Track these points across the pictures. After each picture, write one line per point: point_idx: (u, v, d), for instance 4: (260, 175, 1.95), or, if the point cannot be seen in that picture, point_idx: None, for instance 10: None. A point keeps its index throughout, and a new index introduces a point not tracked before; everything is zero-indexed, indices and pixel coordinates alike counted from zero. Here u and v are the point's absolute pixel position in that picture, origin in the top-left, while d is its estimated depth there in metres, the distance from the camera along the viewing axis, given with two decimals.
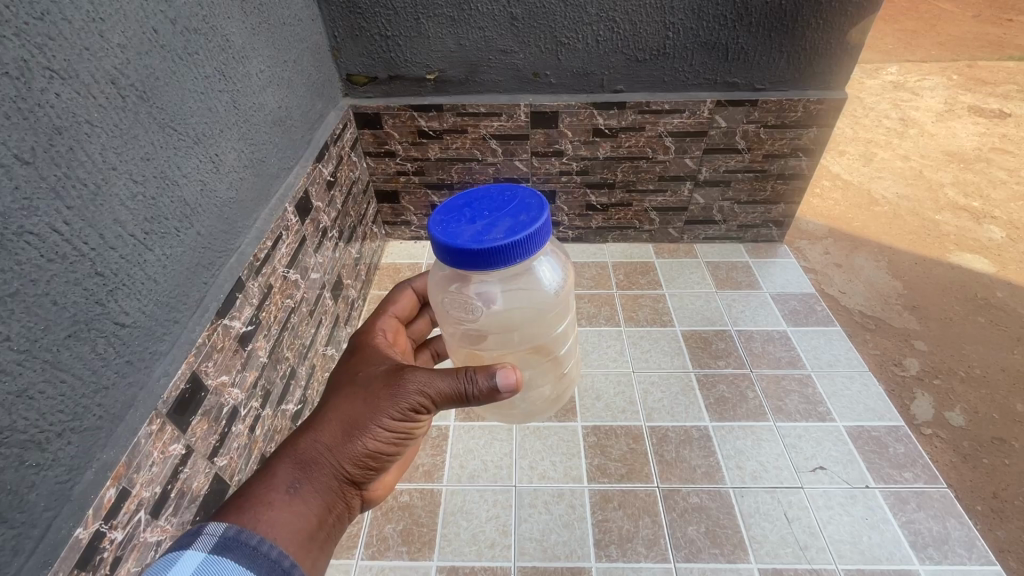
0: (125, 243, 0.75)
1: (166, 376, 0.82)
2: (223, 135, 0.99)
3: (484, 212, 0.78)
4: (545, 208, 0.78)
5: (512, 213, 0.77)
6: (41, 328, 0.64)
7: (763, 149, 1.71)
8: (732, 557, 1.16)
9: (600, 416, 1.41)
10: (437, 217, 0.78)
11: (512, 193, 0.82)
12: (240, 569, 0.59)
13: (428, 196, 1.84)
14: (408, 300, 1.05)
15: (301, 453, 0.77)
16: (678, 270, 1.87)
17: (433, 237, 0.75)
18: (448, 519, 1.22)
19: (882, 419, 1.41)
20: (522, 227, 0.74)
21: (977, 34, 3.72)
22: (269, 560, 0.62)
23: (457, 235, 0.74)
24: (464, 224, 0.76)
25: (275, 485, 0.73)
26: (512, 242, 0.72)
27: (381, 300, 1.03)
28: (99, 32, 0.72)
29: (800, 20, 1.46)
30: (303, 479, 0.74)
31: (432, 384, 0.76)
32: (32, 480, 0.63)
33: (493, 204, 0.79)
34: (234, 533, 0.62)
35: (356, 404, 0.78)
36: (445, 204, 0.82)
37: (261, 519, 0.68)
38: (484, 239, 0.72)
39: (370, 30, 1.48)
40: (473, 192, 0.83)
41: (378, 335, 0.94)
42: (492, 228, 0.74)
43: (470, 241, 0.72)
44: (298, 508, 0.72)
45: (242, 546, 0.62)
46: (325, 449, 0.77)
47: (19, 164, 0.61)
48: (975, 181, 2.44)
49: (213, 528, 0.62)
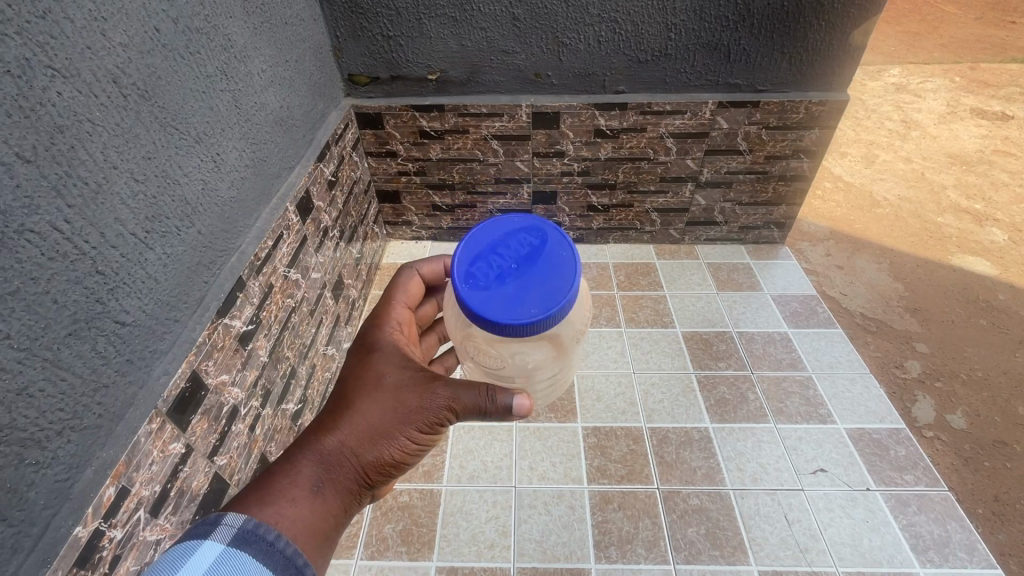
0: (125, 242, 0.75)
1: (165, 375, 0.82)
2: (224, 135, 0.99)
3: (513, 266, 0.74)
4: (578, 262, 0.74)
5: (544, 271, 0.73)
6: (40, 327, 0.64)
7: (765, 150, 1.71)
8: (732, 559, 1.15)
9: (600, 417, 1.41)
10: (463, 270, 0.74)
11: (542, 236, 0.77)
12: (258, 564, 0.59)
13: (429, 196, 1.84)
14: (421, 288, 1.01)
15: (325, 451, 0.76)
16: (679, 271, 1.87)
17: (462, 300, 0.71)
18: (448, 519, 1.22)
19: (884, 421, 1.41)
20: (558, 295, 0.70)
21: (980, 36, 3.71)
22: (284, 557, 0.61)
23: (489, 301, 0.70)
24: (494, 284, 0.72)
25: (297, 482, 0.72)
26: (549, 316, 0.69)
27: (393, 284, 0.98)
28: (101, 31, 0.72)
29: (802, 21, 1.46)
30: (325, 478, 0.74)
31: (458, 397, 0.76)
32: (31, 478, 0.63)
33: (521, 255, 0.75)
34: (253, 526, 0.62)
35: (381, 406, 0.77)
36: (467, 248, 0.77)
37: (286, 517, 0.67)
38: (520, 312, 0.69)
39: (372, 30, 1.48)
40: (498, 231, 0.78)
41: (394, 327, 0.91)
42: (525, 293, 0.71)
43: (504, 314, 0.69)
44: (320, 508, 0.71)
45: (259, 541, 0.61)
46: (347, 448, 0.76)
47: (19, 162, 0.61)
48: (978, 184, 2.44)
49: (233, 520, 0.62)
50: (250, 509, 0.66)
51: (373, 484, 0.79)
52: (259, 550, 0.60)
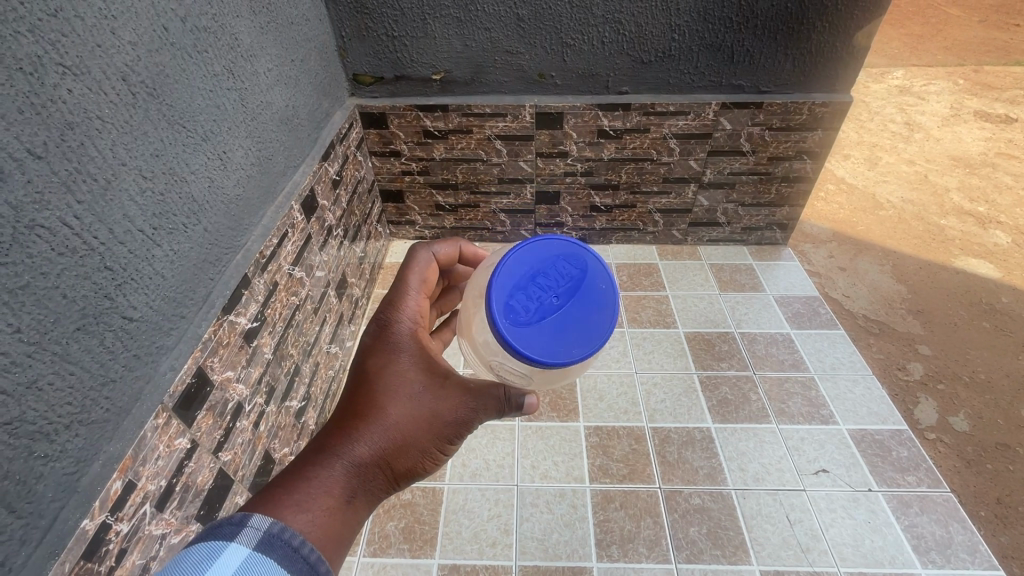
0: (133, 238, 0.76)
1: (172, 370, 0.83)
2: (229, 133, 0.99)
3: (551, 296, 0.73)
4: (612, 290, 0.76)
5: (584, 304, 0.73)
6: (50, 321, 0.64)
7: (768, 151, 1.71)
8: (734, 559, 1.16)
9: (603, 417, 1.42)
10: (502, 303, 0.73)
11: (575, 262, 0.77)
12: (284, 570, 0.56)
13: (432, 195, 1.85)
14: (437, 269, 0.94)
15: (354, 458, 0.74)
16: (682, 272, 1.87)
17: (505, 337, 0.70)
18: (449, 518, 1.22)
19: (886, 422, 1.41)
20: (597, 331, 0.72)
21: (985, 39, 3.70)
22: (308, 564, 0.58)
23: (531, 336, 0.70)
24: (532, 318, 0.71)
25: (328, 490, 0.70)
26: (587, 355, 0.71)
27: (408, 264, 0.91)
28: (111, 29, 0.73)
29: (806, 22, 1.46)
30: (354, 484, 0.73)
31: (484, 402, 0.77)
32: (40, 470, 0.63)
33: (558, 284, 0.74)
34: (279, 530, 0.59)
35: (408, 411, 0.77)
36: (504, 273, 0.75)
37: (319, 527, 0.66)
38: (561, 350, 0.70)
39: (377, 30, 1.49)
40: (532, 258, 0.77)
41: (412, 317, 0.85)
42: (568, 327, 0.72)
43: (546, 351, 0.70)
44: (351, 515, 0.70)
45: (284, 546, 0.58)
46: (375, 454, 0.75)
47: (31, 158, 0.62)
48: (981, 186, 2.44)
49: (258, 522, 0.59)
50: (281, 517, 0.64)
51: (397, 487, 0.79)
52: (284, 555, 0.57)
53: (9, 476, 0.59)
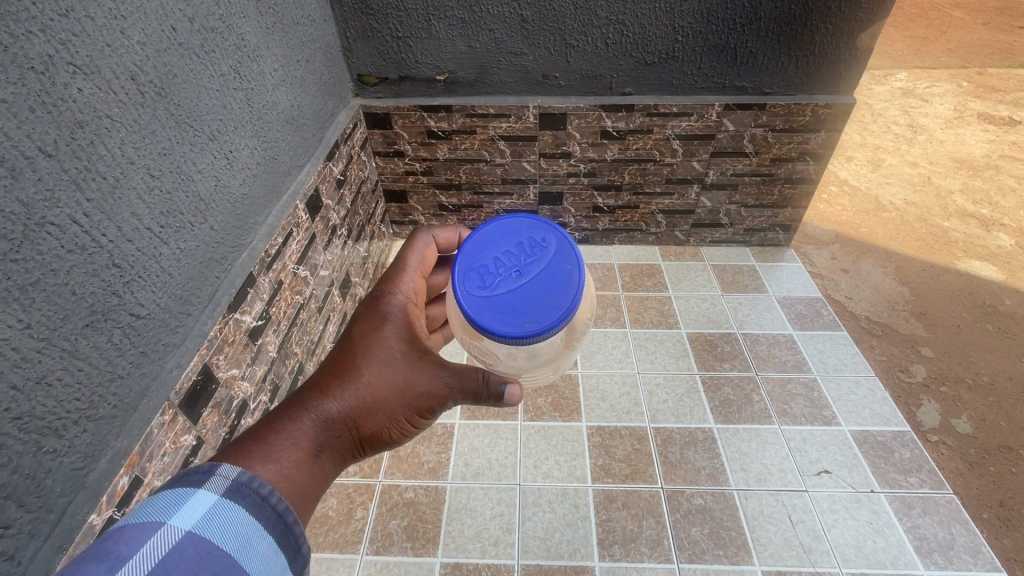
0: (141, 236, 0.77)
1: (178, 367, 0.84)
2: (236, 133, 1.00)
3: (514, 272, 0.79)
4: (577, 274, 0.79)
5: (545, 282, 0.78)
6: (59, 318, 0.65)
7: (771, 153, 1.71)
8: (736, 559, 1.16)
9: (605, 417, 1.42)
10: (465, 274, 0.80)
11: (544, 244, 0.82)
12: (251, 517, 0.55)
13: (436, 196, 1.86)
14: (436, 254, 0.98)
15: (326, 414, 0.73)
16: (684, 273, 1.87)
17: (461, 302, 0.77)
18: (452, 516, 1.23)
19: (889, 424, 1.41)
20: (555, 309, 0.75)
21: (988, 41, 3.70)
22: (275, 513, 0.57)
23: (487, 308, 0.76)
24: (490, 289, 0.77)
25: (297, 441, 0.68)
26: (542, 330, 0.74)
27: (409, 245, 0.95)
28: (121, 29, 0.73)
29: (810, 25, 1.47)
30: (323, 440, 0.71)
31: (457, 379, 0.79)
32: (49, 465, 0.64)
33: (523, 262, 0.80)
34: (249, 479, 0.57)
35: (385, 377, 0.78)
36: (473, 249, 0.82)
37: (287, 478, 0.63)
38: (514, 323, 0.74)
39: (382, 31, 1.50)
40: (503, 238, 0.83)
41: (406, 293, 0.88)
42: (524, 302, 0.76)
43: (500, 323, 0.75)
44: (318, 471, 0.68)
45: (253, 494, 0.57)
46: (348, 414, 0.74)
47: (42, 156, 0.63)
48: (985, 189, 2.44)
49: (228, 470, 0.57)
50: (251, 466, 0.62)
51: (360, 453, 0.78)
52: (252, 503, 0.56)
53: (18, 471, 0.60)
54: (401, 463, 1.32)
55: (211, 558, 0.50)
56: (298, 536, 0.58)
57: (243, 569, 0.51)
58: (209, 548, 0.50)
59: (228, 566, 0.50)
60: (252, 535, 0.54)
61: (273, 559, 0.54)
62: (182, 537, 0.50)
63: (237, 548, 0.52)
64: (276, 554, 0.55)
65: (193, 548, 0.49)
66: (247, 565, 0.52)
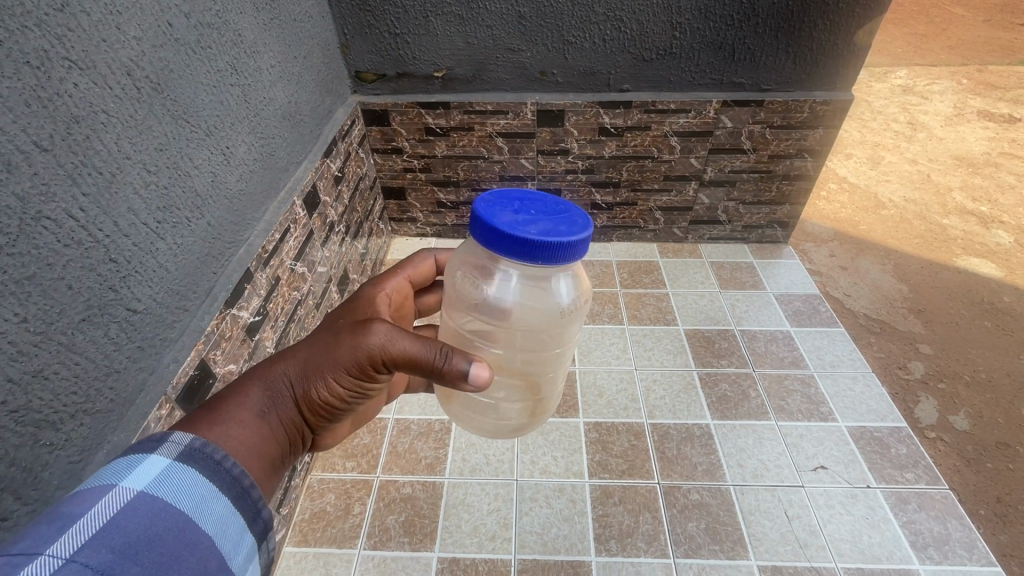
0: (137, 232, 0.77)
1: (175, 362, 0.84)
2: (233, 129, 1.00)
3: (531, 209, 0.77)
4: (590, 228, 0.75)
5: (557, 221, 0.74)
6: (56, 311, 0.65)
7: (769, 149, 1.71)
8: (732, 554, 1.16)
9: (602, 413, 1.42)
10: (488, 197, 0.80)
11: (567, 205, 0.80)
12: (205, 483, 0.52)
13: (434, 192, 1.85)
14: (432, 270, 1.03)
15: (274, 380, 0.72)
16: (683, 269, 1.88)
17: (474, 208, 0.76)
18: (450, 512, 1.23)
19: (884, 420, 1.42)
20: (559, 234, 0.71)
21: (988, 38, 3.69)
22: (230, 477, 0.54)
23: (494, 217, 0.74)
24: (505, 209, 0.76)
25: (244, 405, 0.67)
26: (539, 242, 0.69)
27: (409, 259, 1.00)
28: (116, 24, 0.74)
29: (806, 21, 1.47)
30: (271, 407, 0.70)
31: (408, 347, 0.71)
32: (46, 459, 0.64)
33: (544, 207, 0.78)
34: (201, 445, 0.54)
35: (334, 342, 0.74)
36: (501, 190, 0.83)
37: (235, 440, 0.62)
38: (515, 229, 0.71)
39: (379, 28, 1.50)
40: (532, 193, 0.83)
41: (388, 292, 0.92)
42: (531, 223, 0.73)
43: (502, 227, 0.71)
44: (264, 435, 0.66)
45: (208, 459, 0.54)
46: (296, 380, 0.72)
47: (37, 151, 0.63)
48: (984, 186, 2.43)
49: (180, 437, 0.54)
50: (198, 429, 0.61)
51: (318, 421, 0.75)
52: (206, 466, 0.53)
53: (15, 464, 0.60)
54: (399, 458, 1.33)
55: (164, 515, 0.47)
56: (256, 500, 0.55)
57: (199, 528, 0.49)
58: (163, 506, 0.48)
59: (181, 524, 0.48)
60: (208, 496, 0.51)
61: (230, 520, 0.52)
62: (134, 496, 0.47)
63: (193, 507, 0.50)
64: (233, 515, 0.52)
65: (146, 506, 0.47)
66: (203, 524, 0.49)
